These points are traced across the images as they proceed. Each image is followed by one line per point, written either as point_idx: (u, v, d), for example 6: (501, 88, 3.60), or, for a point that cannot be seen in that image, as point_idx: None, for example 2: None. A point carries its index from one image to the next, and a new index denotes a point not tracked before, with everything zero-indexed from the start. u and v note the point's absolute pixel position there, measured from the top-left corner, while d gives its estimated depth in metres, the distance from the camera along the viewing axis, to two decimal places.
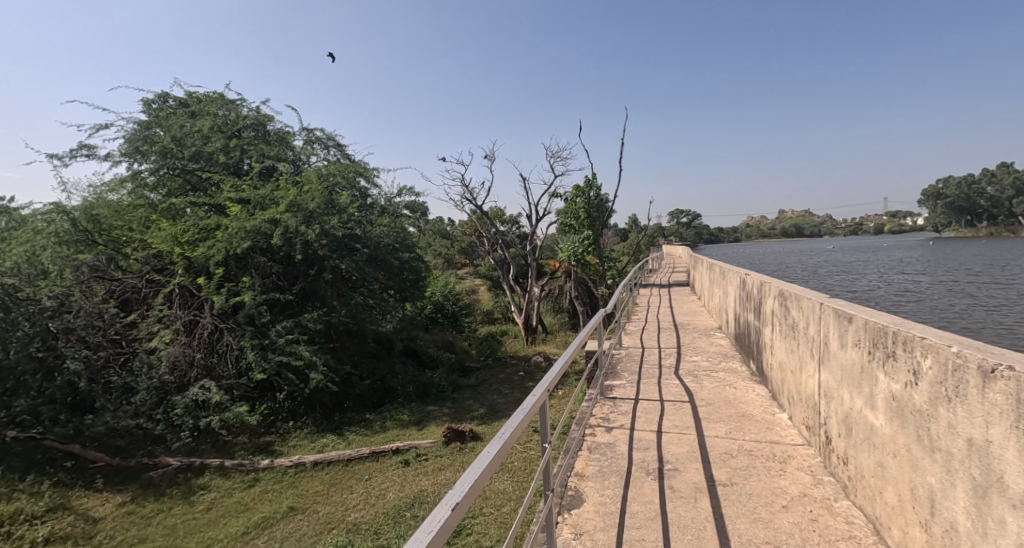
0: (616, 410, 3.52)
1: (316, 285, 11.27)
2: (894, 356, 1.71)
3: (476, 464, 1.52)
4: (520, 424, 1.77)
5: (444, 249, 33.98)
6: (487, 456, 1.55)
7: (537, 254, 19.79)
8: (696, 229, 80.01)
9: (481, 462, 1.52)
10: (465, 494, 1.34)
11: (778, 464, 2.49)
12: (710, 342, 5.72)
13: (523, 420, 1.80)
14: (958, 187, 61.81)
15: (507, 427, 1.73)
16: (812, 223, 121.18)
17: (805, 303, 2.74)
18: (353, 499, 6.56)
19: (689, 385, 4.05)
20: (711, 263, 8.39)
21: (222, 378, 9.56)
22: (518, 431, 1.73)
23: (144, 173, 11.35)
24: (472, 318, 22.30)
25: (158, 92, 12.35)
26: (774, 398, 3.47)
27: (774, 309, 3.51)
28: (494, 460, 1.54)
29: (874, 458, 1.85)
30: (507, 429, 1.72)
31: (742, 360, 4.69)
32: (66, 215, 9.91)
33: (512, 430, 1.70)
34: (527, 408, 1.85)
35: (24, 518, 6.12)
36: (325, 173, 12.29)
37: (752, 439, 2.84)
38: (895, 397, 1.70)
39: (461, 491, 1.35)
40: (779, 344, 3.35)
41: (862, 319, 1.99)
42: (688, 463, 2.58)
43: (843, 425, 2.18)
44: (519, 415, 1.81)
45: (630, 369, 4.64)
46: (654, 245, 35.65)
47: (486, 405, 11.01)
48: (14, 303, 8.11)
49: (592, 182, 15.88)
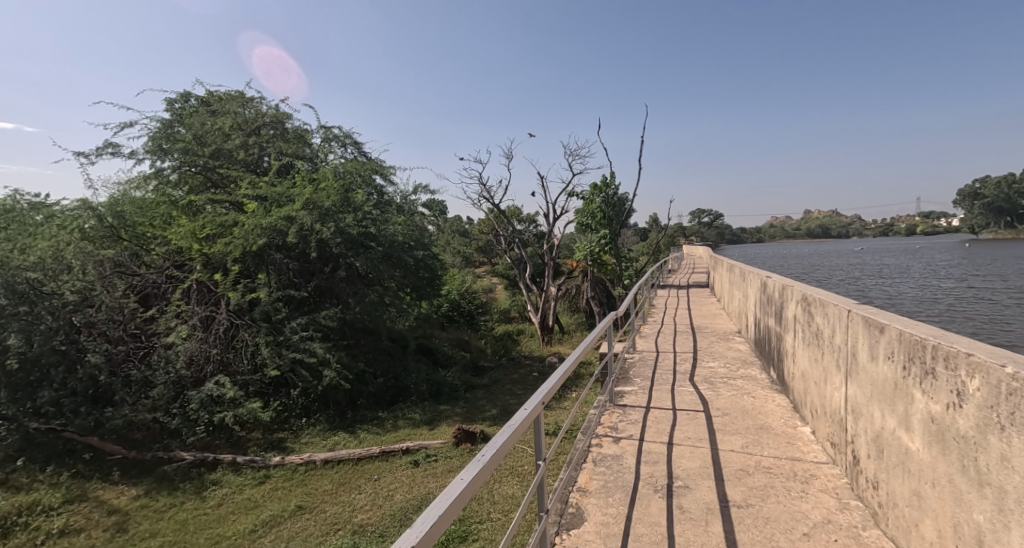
0: (625, 419, 3.34)
1: (332, 282, 11.33)
2: (934, 373, 1.50)
3: (445, 494, 1.31)
4: (502, 448, 1.53)
5: (463, 247, 34.02)
6: (459, 486, 1.32)
7: (554, 253, 19.56)
8: (718, 229, 78.47)
9: (448, 495, 1.28)
10: (425, 536, 1.11)
11: (798, 484, 2.28)
12: (729, 347, 5.47)
13: (507, 442, 1.57)
14: (997, 187, 59.07)
15: (488, 449, 1.51)
16: (839, 224, 117.69)
17: (831, 309, 2.53)
18: (361, 500, 6.51)
19: (704, 392, 3.84)
20: (732, 263, 8.11)
21: (237, 373, 9.65)
22: (499, 455, 1.50)
23: (167, 170, 11.62)
24: (489, 316, 22.25)
25: (180, 91, 12.57)
26: (796, 410, 3.24)
27: (797, 314, 3.28)
28: (465, 493, 1.30)
29: (910, 486, 1.65)
30: (485, 453, 1.48)
31: (761, 367, 4.45)
32: (92, 211, 10.15)
33: (491, 454, 1.46)
34: (512, 430, 1.62)
35: (42, 509, 6.25)
36: (342, 171, 12.31)
37: (771, 454, 2.64)
38: (934, 419, 1.50)
39: (420, 532, 1.12)
40: (802, 352, 3.12)
41: (896, 330, 1.78)
42: (700, 480, 2.40)
43: (873, 445, 1.97)
44: (503, 438, 1.58)
45: (643, 374, 4.44)
46: (674, 245, 35.11)
47: (499, 405, 10.87)
48: (38, 297, 8.29)
49: (611, 181, 15.57)
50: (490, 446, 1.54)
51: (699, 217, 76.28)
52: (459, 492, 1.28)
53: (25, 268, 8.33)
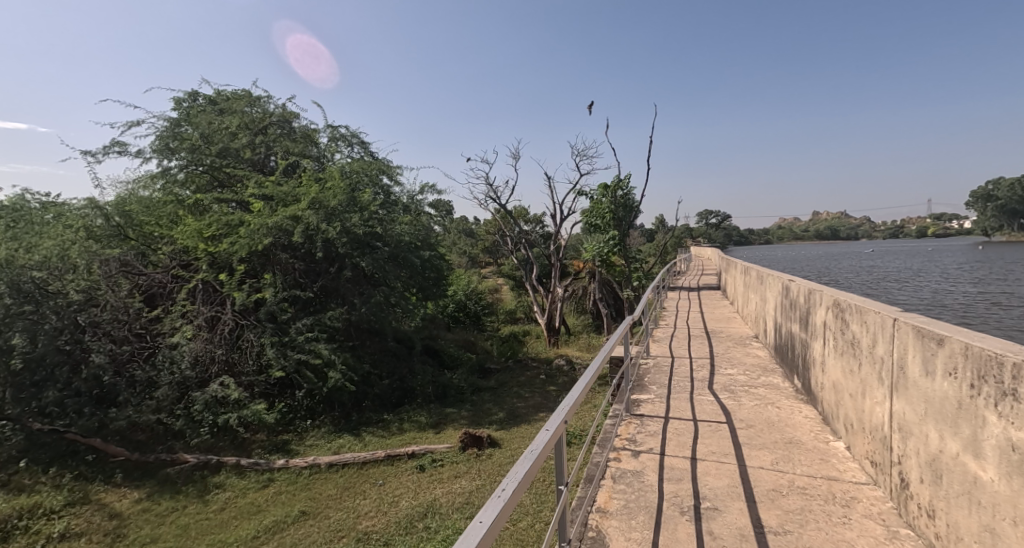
0: (643, 430, 3.16)
1: (338, 283, 11.22)
2: (1014, 395, 1.32)
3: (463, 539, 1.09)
4: (523, 481, 1.30)
5: (469, 248, 33.95)
6: (478, 532, 1.09)
7: (562, 254, 19.36)
8: (726, 229, 77.71)
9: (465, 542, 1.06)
10: None
11: (839, 508, 2.10)
12: (747, 352, 5.26)
13: (529, 474, 1.33)
14: (1011, 189, 58.08)
15: (507, 482, 1.29)
16: (849, 226, 116.40)
17: (871, 317, 2.35)
18: (365, 506, 6.37)
19: (725, 402, 3.65)
20: (746, 265, 7.90)
21: (242, 373, 9.55)
22: (521, 491, 1.27)
23: (174, 169, 11.54)
24: (495, 317, 22.12)
25: (188, 90, 12.52)
26: (826, 422, 3.05)
27: (827, 321, 3.09)
28: (485, 538, 1.09)
29: (979, 519, 1.47)
30: (503, 490, 1.25)
31: (783, 375, 4.25)
32: (99, 210, 10.05)
33: (511, 492, 1.22)
34: (534, 460, 1.37)
35: (42, 512, 6.17)
36: (348, 171, 12.20)
37: (804, 472, 2.46)
38: (1015, 448, 1.32)
39: None
40: (834, 361, 2.94)
41: (959, 343, 1.60)
42: (729, 502, 2.22)
43: (928, 469, 1.79)
44: (524, 469, 1.34)
45: (659, 381, 4.26)
46: (682, 246, 34.83)
47: (506, 408, 10.70)
48: (43, 296, 8.22)
49: (620, 181, 15.33)
50: (509, 479, 1.31)
51: (706, 218, 75.72)
52: (479, 539, 1.06)
53: (30, 267, 8.26)
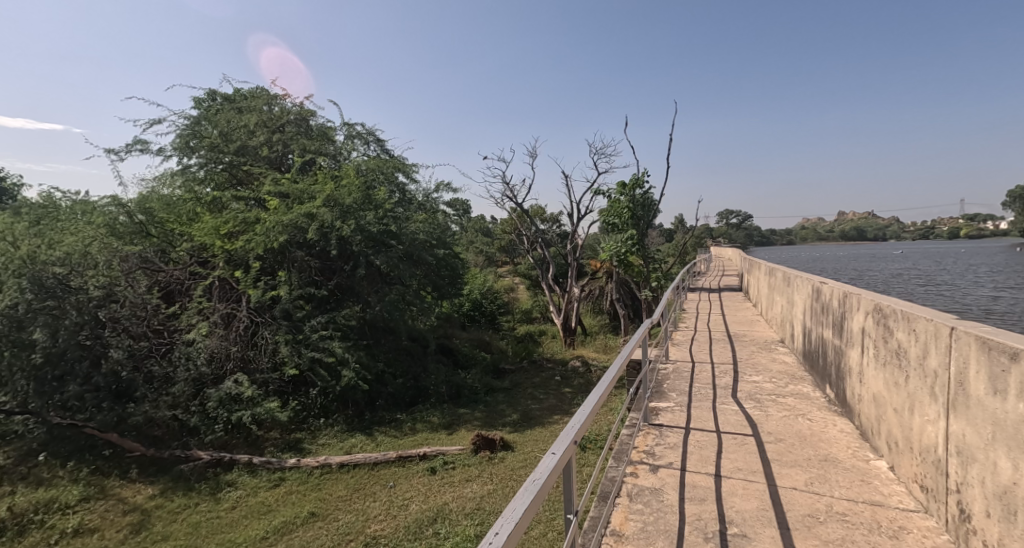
0: (662, 442, 2.95)
1: (353, 281, 11.15)
2: None
3: None
4: (519, 526, 1.12)
5: (485, 246, 33.85)
6: None
7: (579, 253, 19.05)
8: (748, 230, 76.20)
9: None
10: None
11: (886, 541, 1.87)
12: (773, 358, 4.98)
13: (527, 516, 1.15)
14: None
15: (500, 527, 1.11)
16: (876, 226, 113.04)
17: (923, 325, 2.11)
18: (376, 509, 6.26)
19: (751, 412, 3.41)
20: (771, 266, 7.56)
21: (256, 371, 9.55)
22: (515, 538, 1.09)
23: (194, 167, 11.72)
24: (510, 317, 21.95)
25: (208, 89, 12.64)
26: (864, 438, 2.81)
27: (866, 327, 2.85)
28: None
29: None
30: (495, 537, 1.08)
31: (813, 384, 3.98)
32: (123, 207, 10.28)
33: (502, 541, 1.05)
34: (533, 497, 1.19)
35: (58, 507, 6.21)
36: (364, 169, 12.14)
37: (843, 495, 2.22)
38: None
39: None
40: (874, 371, 2.69)
41: None
42: (760, 528, 2.00)
43: (994, 503, 1.56)
44: (521, 508, 1.16)
45: (679, 388, 4.04)
46: (702, 247, 34.20)
47: (521, 410, 10.51)
48: (65, 292, 8.25)
49: (639, 179, 14.96)
50: (502, 522, 1.13)
51: (727, 217, 74.26)
52: None
53: (52, 263, 8.33)
